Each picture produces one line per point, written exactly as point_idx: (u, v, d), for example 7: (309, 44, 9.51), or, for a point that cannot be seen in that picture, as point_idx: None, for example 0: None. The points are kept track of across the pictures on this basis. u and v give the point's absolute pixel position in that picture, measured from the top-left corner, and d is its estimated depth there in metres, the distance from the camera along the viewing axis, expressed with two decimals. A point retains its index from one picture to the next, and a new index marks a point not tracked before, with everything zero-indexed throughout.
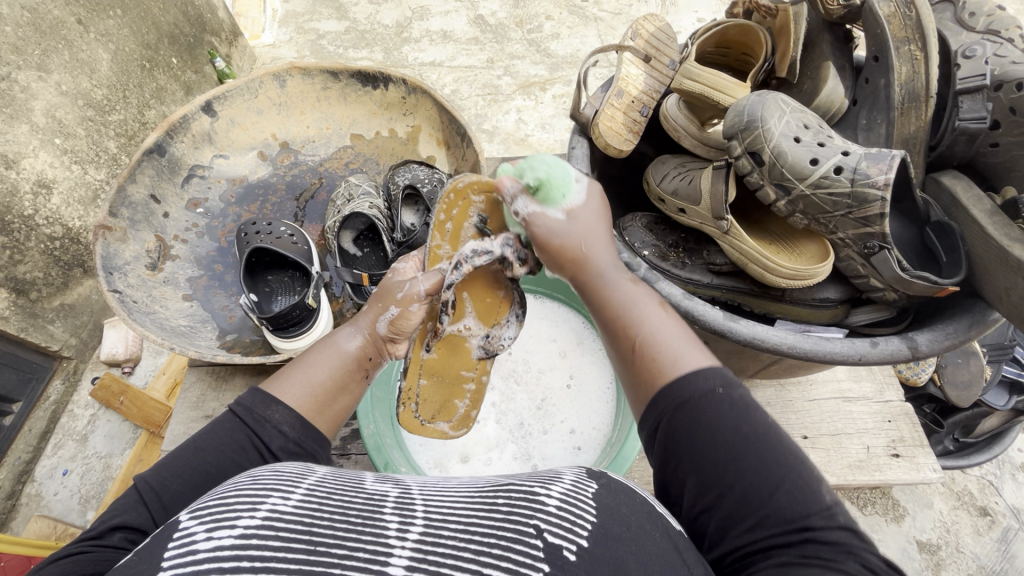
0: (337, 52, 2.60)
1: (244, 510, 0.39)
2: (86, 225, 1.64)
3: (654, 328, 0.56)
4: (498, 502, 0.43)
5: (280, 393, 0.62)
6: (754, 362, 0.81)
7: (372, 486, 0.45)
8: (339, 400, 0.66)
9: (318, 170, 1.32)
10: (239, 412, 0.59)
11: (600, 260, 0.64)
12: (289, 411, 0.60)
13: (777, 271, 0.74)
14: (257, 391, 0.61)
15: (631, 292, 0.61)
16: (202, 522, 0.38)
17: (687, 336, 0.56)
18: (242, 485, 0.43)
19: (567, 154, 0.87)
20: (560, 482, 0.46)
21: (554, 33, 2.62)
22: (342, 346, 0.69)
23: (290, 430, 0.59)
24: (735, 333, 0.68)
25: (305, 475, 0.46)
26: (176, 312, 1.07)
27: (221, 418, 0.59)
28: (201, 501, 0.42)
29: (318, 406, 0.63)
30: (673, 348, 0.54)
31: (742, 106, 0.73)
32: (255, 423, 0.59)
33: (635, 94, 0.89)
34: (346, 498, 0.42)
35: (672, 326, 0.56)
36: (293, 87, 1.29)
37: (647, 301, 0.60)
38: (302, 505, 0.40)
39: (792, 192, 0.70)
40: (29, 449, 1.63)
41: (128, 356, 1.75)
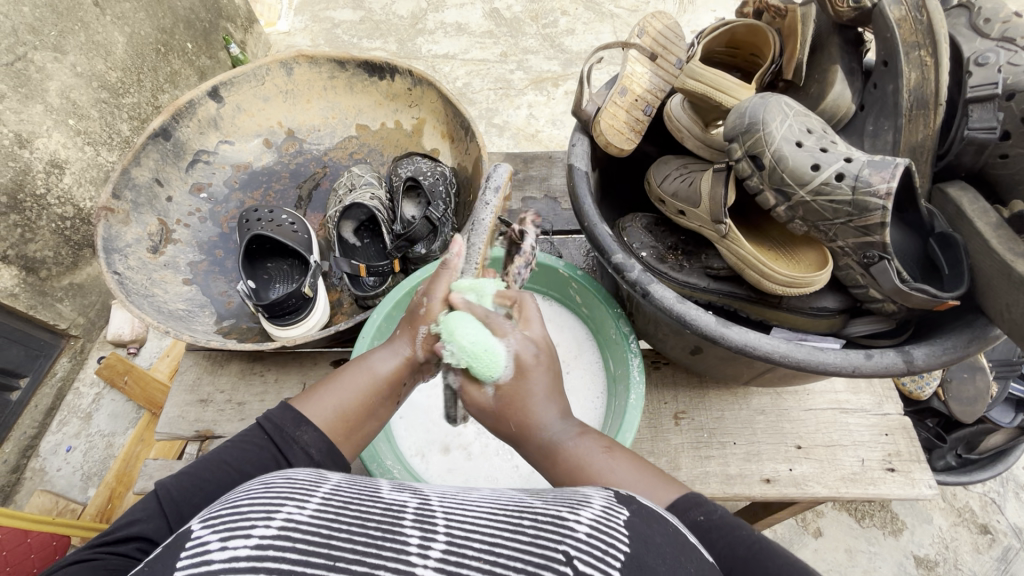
0: (352, 42, 2.61)
1: (259, 519, 0.39)
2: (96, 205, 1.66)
3: (615, 477, 0.56)
4: (524, 522, 0.42)
5: (311, 413, 0.64)
6: (748, 369, 0.80)
7: (390, 495, 0.45)
8: (368, 424, 0.67)
9: (323, 159, 1.33)
10: (268, 428, 0.63)
11: (549, 421, 0.60)
12: (317, 433, 0.63)
13: (774, 277, 0.72)
14: (288, 408, 0.65)
15: (591, 452, 0.58)
16: (215, 531, 0.38)
17: (649, 472, 0.56)
18: (257, 492, 0.43)
19: (567, 151, 0.86)
20: (589, 507, 0.45)
21: (569, 29, 2.61)
22: (375, 370, 0.67)
23: (315, 453, 0.62)
24: (726, 339, 0.67)
25: (320, 482, 0.46)
26: (175, 295, 1.08)
27: (252, 432, 0.63)
28: (216, 508, 0.42)
29: (347, 430, 0.65)
30: (650, 496, 0.54)
31: (744, 108, 0.71)
32: (281, 442, 0.62)
33: (639, 93, 0.88)
34: (364, 508, 0.42)
35: (627, 466, 0.57)
36: (300, 75, 1.29)
37: (600, 447, 0.59)
38: (318, 516, 0.40)
39: (792, 198, 0.68)
40: (35, 425, 1.66)
41: (134, 337, 1.78)
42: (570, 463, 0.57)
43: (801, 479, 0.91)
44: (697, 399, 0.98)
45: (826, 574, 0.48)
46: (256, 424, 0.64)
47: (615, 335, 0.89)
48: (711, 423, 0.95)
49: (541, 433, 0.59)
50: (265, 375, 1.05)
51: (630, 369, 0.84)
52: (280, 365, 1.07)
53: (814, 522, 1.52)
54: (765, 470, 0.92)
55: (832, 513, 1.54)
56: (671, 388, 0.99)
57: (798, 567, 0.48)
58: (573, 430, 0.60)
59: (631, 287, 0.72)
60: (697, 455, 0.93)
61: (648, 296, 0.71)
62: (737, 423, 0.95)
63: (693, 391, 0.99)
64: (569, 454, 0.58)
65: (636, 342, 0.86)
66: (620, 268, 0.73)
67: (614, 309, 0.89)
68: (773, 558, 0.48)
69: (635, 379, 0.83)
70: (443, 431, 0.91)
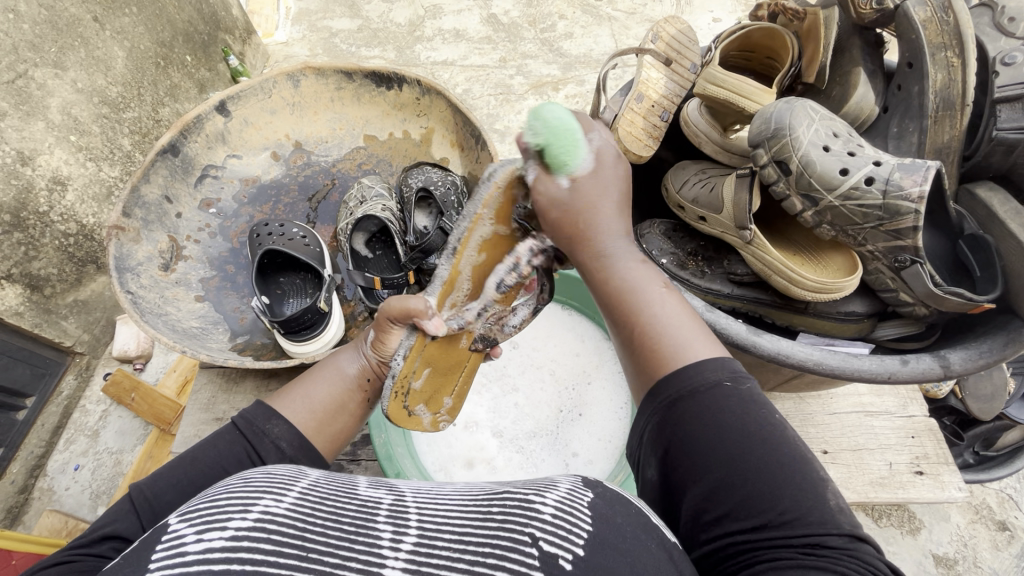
0: (350, 51, 2.60)
1: (235, 512, 0.37)
2: (100, 221, 1.65)
3: (663, 317, 0.55)
4: (493, 510, 0.42)
5: (282, 408, 0.62)
6: (774, 376, 0.79)
7: (366, 490, 0.43)
8: (340, 420, 0.65)
9: (331, 171, 1.32)
10: (239, 423, 0.60)
11: (612, 231, 0.59)
12: (288, 426, 0.60)
13: (802, 284, 0.71)
14: (258, 404, 0.62)
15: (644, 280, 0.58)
16: (191, 524, 0.37)
17: (701, 326, 0.54)
18: (234, 487, 0.41)
19: None
20: (555, 489, 0.44)
21: (567, 33, 2.61)
22: (345, 369, 0.69)
23: (287, 446, 0.59)
24: (758, 348, 0.66)
25: (298, 478, 0.45)
26: (188, 313, 1.06)
27: (223, 429, 0.59)
28: (191, 504, 0.41)
29: (318, 426, 0.63)
30: (684, 339, 0.53)
31: (769, 112, 0.70)
32: (253, 436, 0.59)
33: (655, 99, 0.87)
34: (339, 504, 0.40)
35: (677, 308, 0.55)
36: (307, 87, 1.28)
37: (661, 287, 0.58)
38: (295, 509, 0.39)
39: (819, 203, 0.68)
40: (41, 444, 1.64)
41: (140, 353, 1.77)
42: (618, 283, 0.57)
43: None
44: None
45: (823, 483, 0.45)
46: (228, 422, 0.60)
47: None
48: None
49: (598, 230, 0.58)
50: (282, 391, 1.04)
51: None
52: None
53: None
54: None
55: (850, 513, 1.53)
56: None
57: (797, 463, 0.46)
58: (636, 257, 0.59)
59: None
60: None
61: None
62: None
63: None
64: (615, 273, 0.58)
65: None
66: None
67: None
68: (775, 446, 0.46)
69: None
70: (466, 445, 0.90)
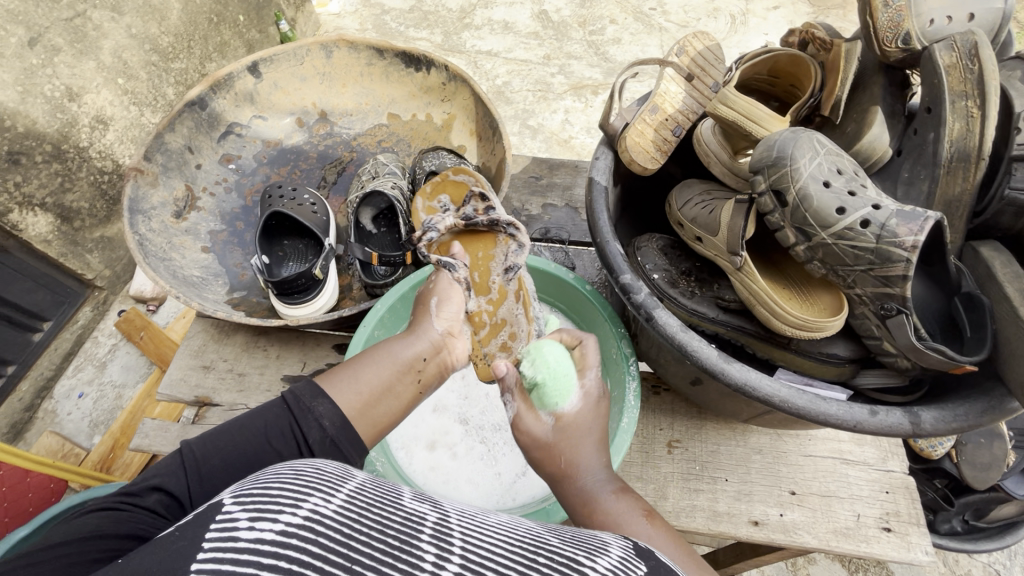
0: (399, 29, 2.63)
1: (286, 505, 0.35)
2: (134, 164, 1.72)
3: (645, 544, 0.52)
4: (539, 557, 0.39)
5: (331, 389, 0.65)
6: (748, 408, 0.78)
7: (411, 504, 0.42)
8: (384, 403, 0.66)
9: (351, 144, 1.34)
10: (288, 399, 0.64)
11: (589, 468, 0.61)
12: (332, 407, 0.63)
13: (786, 318, 0.70)
14: (310, 382, 0.66)
15: (620, 507, 0.56)
16: (245, 509, 0.35)
17: (685, 554, 0.51)
18: (286, 477, 0.40)
19: (589, 164, 0.85)
20: (608, 556, 0.41)
21: (615, 38, 2.60)
22: (397, 354, 0.70)
23: (329, 426, 0.62)
24: (727, 375, 0.65)
25: (346, 478, 0.43)
26: (192, 261, 1.10)
27: (278, 401, 0.64)
28: (244, 485, 0.39)
29: (362, 405, 0.64)
30: None
31: (773, 141, 0.68)
32: (299, 412, 0.63)
33: (669, 113, 0.87)
34: (385, 514, 0.38)
35: (666, 543, 0.52)
36: (339, 59, 1.31)
37: (632, 509, 0.56)
38: (343, 513, 0.37)
39: (812, 239, 0.66)
40: (52, 368, 1.72)
41: (154, 295, 1.83)
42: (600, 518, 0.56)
43: (790, 526, 0.88)
44: (694, 429, 0.96)
45: None
46: (279, 396, 0.65)
47: (615, 354, 0.87)
48: (706, 455, 0.93)
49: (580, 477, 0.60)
50: (268, 350, 1.07)
51: (625, 392, 0.82)
52: (284, 341, 1.08)
53: (805, 569, 1.48)
54: (754, 512, 0.89)
55: (825, 562, 1.49)
56: (669, 414, 0.97)
57: None
58: (612, 486, 0.59)
59: (636, 310, 0.71)
60: (686, 487, 0.91)
61: (652, 321, 0.69)
62: (732, 459, 0.93)
63: (691, 421, 0.96)
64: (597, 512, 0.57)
65: (635, 364, 0.84)
66: (626, 289, 0.71)
67: (618, 328, 0.87)
68: None
69: (629, 401, 0.81)
70: (431, 428, 0.91)
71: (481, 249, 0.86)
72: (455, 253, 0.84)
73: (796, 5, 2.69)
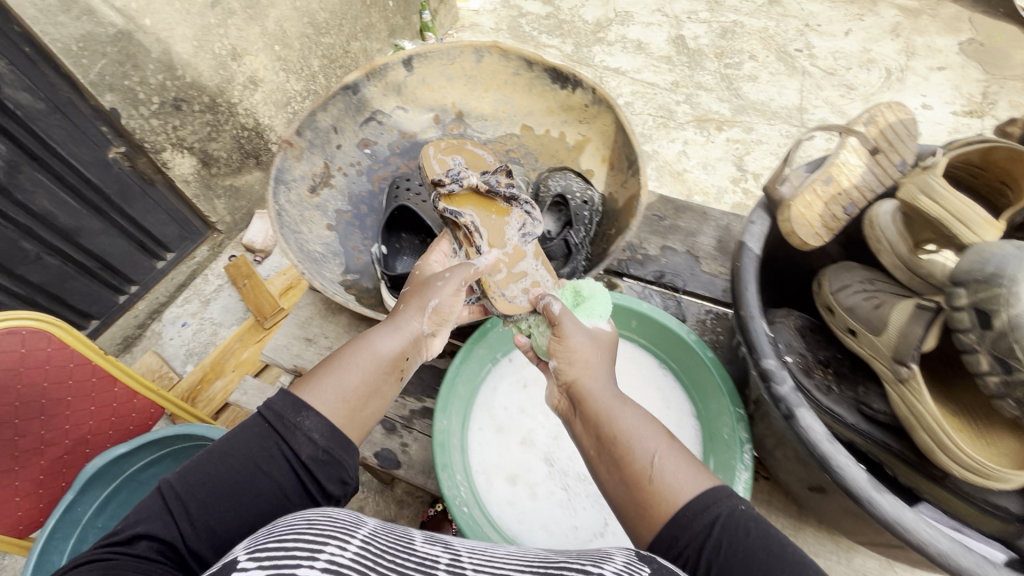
0: (532, 34, 2.65)
1: (305, 558, 0.39)
2: (273, 125, 1.84)
3: (657, 452, 0.61)
4: None
5: (313, 399, 0.66)
6: (875, 536, 0.69)
7: (421, 547, 0.46)
8: (372, 402, 0.70)
9: (481, 148, 1.36)
10: (267, 415, 0.64)
11: (599, 382, 0.71)
12: (320, 419, 0.65)
13: (954, 454, 0.60)
14: (286, 395, 0.65)
15: (632, 420, 0.65)
16: (262, 565, 0.38)
17: (691, 461, 0.60)
18: (296, 530, 0.43)
19: (742, 226, 0.78)
20: (613, 562, 0.46)
21: (752, 75, 2.49)
22: (375, 348, 0.74)
23: (320, 437, 0.64)
24: (875, 507, 0.56)
25: (356, 522, 0.47)
26: (316, 237, 1.14)
27: (249, 424, 0.64)
28: (255, 545, 0.43)
29: (348, 411, 0.67)
30: (683, 480, 0.58)
31: (986, 253, 0.60)
32: (285, 429, 0.63)
33: (844, 187, 0.78)
34: (399, 559, 0.43)
35: (681, 460, 0.60)
36: (487, 65, 1.31)
37: (654, 427, 0.64)
38: (358, 560, 0.40)
39: (1016, 375, 0.56)
40: (166, 295, 1.89)
41: (263, 246, 1.95)
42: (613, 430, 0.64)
43: None
44: (792, 532, 0.87)
45: None
46: (255, 415, 0.65)
47: (726, 434, 0.78)
48: None
49: (595, 391, 0.70)
50: None
51: (734, 482, 0.73)
52: None
53: None
54: None
55: None
56: (765, 508, 0.89)
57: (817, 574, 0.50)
58: (615, 393, 0.69)
59: (775, 401, 0.64)
60: None
61: (792, 419, 0.62)
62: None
63: (790, 522, 0.88)
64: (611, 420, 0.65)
65: (750, 452, 0.74)
66: (767, 375, 0.65)
67: (736, 406, 0.77)
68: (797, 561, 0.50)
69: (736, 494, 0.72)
70: (515, 460, 0.89)
71: (483, 208, 0.98)
72: (464, 208, 0.95)
73: (966, 69, 2.45)
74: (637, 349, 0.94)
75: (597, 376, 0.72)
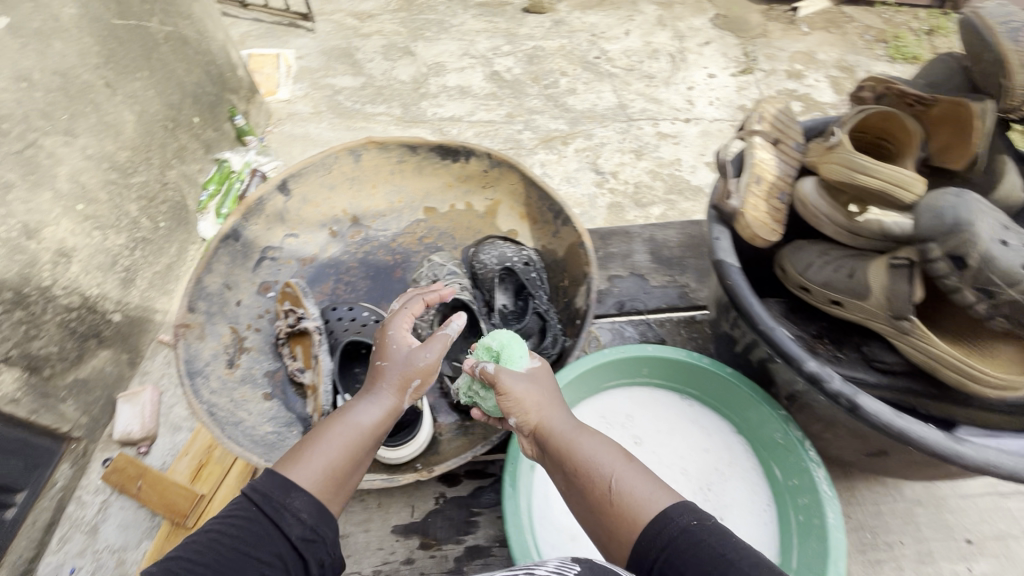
0: (355, 108, 2.58)
1: None
2: (102, 293, 1.51)
3: (592, 473, 0.69)
4: None
5: (299, 477, 0.68)
6: (934, 472, 0.76)
7: None
8: (352, 477, 0.72)
9: (392, 246, 1.27)
10: (251, 494, 0.66)
11: (556, 418, 0.77)
12: (307, 499, 0.67)
13: (985, 381, 0.67)
14: (272, 477, 0.67)
15: (589, 444, 0.73)
16: None
17: (655, 482, 0.67)
18: None
19: (711, 246, 0.83)
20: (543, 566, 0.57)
21: (570, 89, 2.69)
22: (359, 423, 0.76)
23: (307, 518, 0.66)
24: (962, 457, 0.61)
25: None
26: (260, 416, 0.97)
27: (239, 505, 0.65)
28: None
29: (334, 487, 0.70)
30: (645, 495, 0.66)
31: (936, 206, 0.68)
32: (274, 510, 0.65)
33: (771, 181, 0.86)
34: None
35: (642, 481, 0.68)
36: (367, 161, 1.23)
37: (597, 440, 0.74)
38: None
39: (999, 298, 0.64)
40: (31, 545, 1.35)
41: (144, 434, 1.51)
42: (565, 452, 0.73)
43: None
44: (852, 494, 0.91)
45: None
46: (240, 493, 0.67)
47: (782, 438, 0.84)
48: (873, 521, 0.89)
49: (552, 424, 0.76)
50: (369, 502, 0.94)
51: (817, 482, 0.79)
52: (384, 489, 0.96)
53: None
54: (943, 572, 0.85)
55: None
56: None
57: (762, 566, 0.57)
58: (572, 429, 0.76)
59: (835, 400, 0.67)
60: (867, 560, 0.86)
61: (860, 411, 0.65)
62: (899, 518, 0.89)
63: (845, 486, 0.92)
64: (563, 444, 0.74)
65: (812, 449, 0.81)
66: (818, 379, 0.68)
67: (779, 411, 0.84)
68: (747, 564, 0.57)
69: (825, 493, 0.78)
70: None
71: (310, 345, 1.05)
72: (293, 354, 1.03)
73: (724, 39, 2.91)
74: (657, 390, 1.00)
75: (556, 414, 0.78)
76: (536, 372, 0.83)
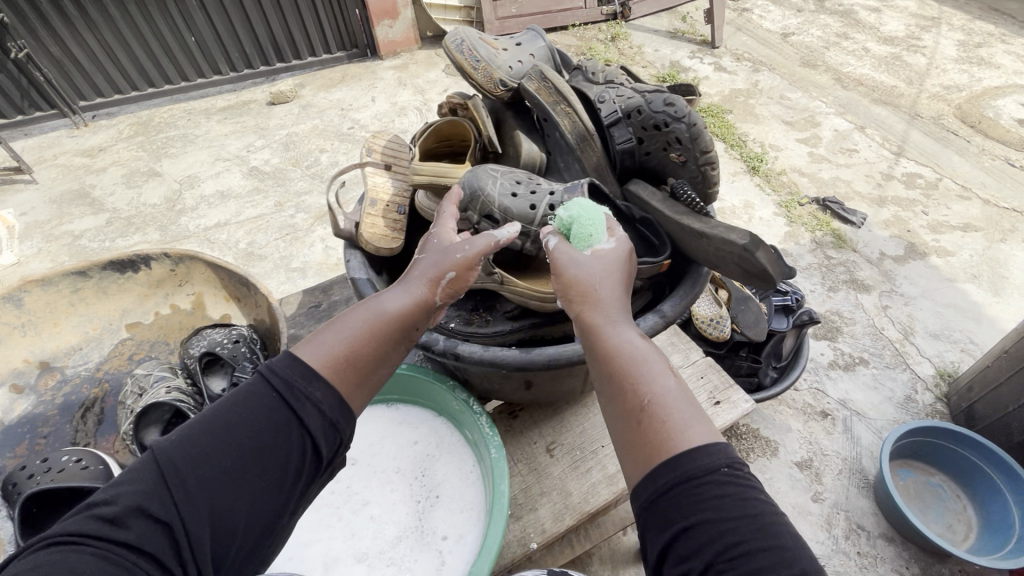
0: (103, 246, 2.37)
1: None
2: None
3: (654, 386, 0.59)
4: None
5: (316, 367, 0.61)
6: (575, 379, 0.90)
7: None
8: (377, 373, 0.65)
9: (97, 376, 1.19)
10: (274, 383, 0.59)
11: (618, 316, 0.67)
12: (327, 394, 0.60)
13: (549, 298, 0.85)
14: (296, 365, 0.60)
15: (637, 342, 0.64)
16: None
17: (695, 403, 0.57)
18: None
19: (346, 269, 0.92)
20: None
21: (333, 162, 2.75)
22: (385, 309, 0.67)
23: (327, 411, 0.60)
24: (533, 362, 0.77)
25: None
26: None
27: (258, 393, 0.59)
28: None
29: (354, 377, 0.63)
30: (682, 420, 0.55)
31: (463, 183, 0.86)
32: (293, 399, 0.59)
33: (387, 199, 1.00)
34: None
35: (685, 400, 0.58)
36: (34, 302, 1.13)
37: (639, 338, 0.64)
38: None
39: (529, 234, 0.84)
40: None
41: None
42: (612, 351, 0.63)
43: None
44: (559, 425, 1.06)
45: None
46: (258, 377, 0.60)
47: (456, 405, 0.93)
48: (578, 439, 1.04)
49: (606, 312, 0.67)
50: None
51: (482, 429, 0.88)
52: None
53: None
54: None
55: None
56: (536, 426, 1.06)
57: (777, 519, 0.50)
58: (638, 335, 0.65)
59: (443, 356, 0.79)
60: (578, 473, 0.99)
61: (459, 356, 0.78)
62: (597, 427, 1.05)
63: (553, 420, 1.07)
64: (608, 340, 0.64)
65: (476, 403, 0.91)
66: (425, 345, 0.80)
67: (446, 382, 0.94)
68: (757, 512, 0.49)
69: (488, 434, 0.88)
70: None
71: None
72: None
73: (460, 84, 3.18)
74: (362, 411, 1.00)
75: (619, 318, 0.67)
76: (610, 252, 0.74)
